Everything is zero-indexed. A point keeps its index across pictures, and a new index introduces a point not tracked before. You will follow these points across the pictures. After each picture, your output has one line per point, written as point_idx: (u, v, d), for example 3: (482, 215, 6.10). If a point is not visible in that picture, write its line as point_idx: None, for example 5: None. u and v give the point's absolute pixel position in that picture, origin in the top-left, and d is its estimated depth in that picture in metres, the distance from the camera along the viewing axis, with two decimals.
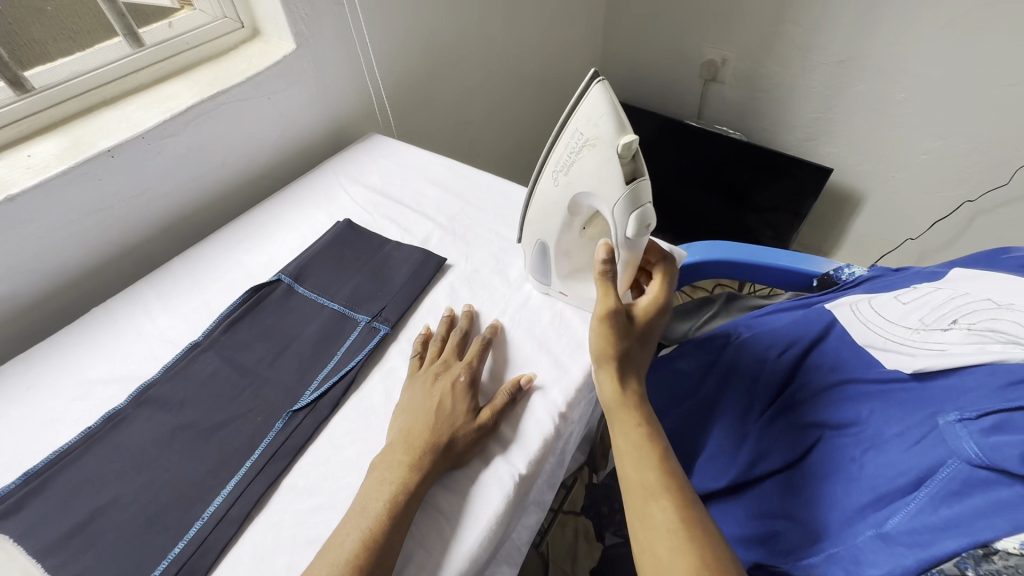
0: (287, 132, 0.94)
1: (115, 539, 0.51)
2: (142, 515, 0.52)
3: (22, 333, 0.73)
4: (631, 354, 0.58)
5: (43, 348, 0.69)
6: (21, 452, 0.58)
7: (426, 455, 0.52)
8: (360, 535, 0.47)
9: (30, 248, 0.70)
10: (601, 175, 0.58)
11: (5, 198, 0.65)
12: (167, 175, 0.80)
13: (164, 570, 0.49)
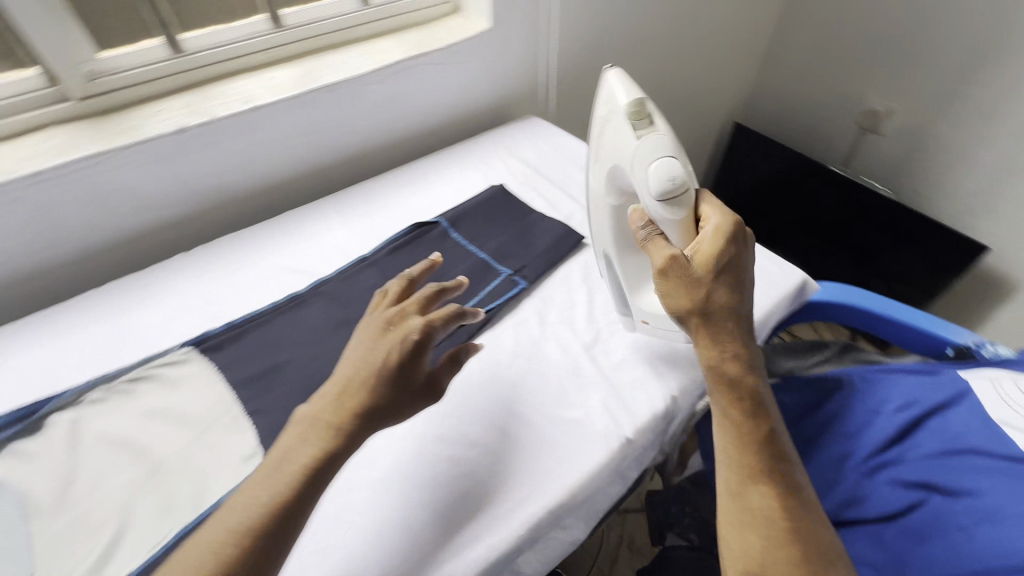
0: (462, 99, 1.05)
1: (288, 390, 0.62)
2: (310, 378, 0.63)
3: (230, 217, 0.90)
4: (721, 303, 0.54)
5: (247, 233, 0.84)
6: (223, 306, 0.72)
7: (348, 422, 0.45)
8: (263, 503, 0.42)
9: (254, 151, 0.85)
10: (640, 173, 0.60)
11: (251, 107, 0.81)
12: (365, 116, 0.93)
13: None
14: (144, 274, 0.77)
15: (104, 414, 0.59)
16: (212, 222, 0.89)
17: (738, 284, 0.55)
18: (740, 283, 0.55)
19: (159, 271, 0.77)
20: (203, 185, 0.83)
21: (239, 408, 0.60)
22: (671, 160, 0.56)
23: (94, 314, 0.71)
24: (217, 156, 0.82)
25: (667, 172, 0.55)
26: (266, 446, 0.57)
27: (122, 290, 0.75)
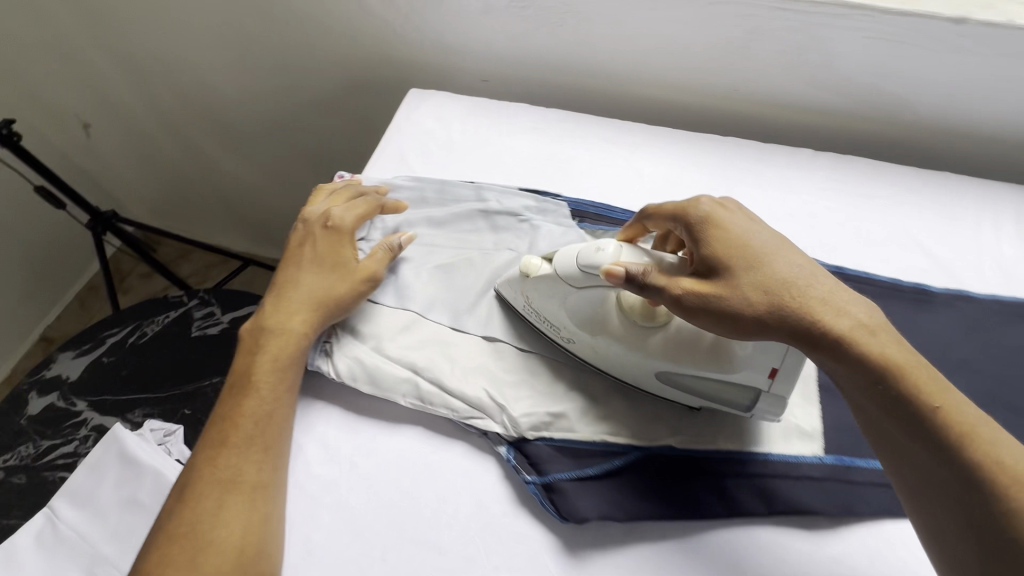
0: (993, 92, 0.62)
1: (547, 378, 0.51)
2: (575, 384, 0.51)
3: (562, 98, 0.78)
4: (776, 288, 0.42)
5: (532, 116, 0.72)
6: (492, 197, 0.62)
7: (272, 349, 0.48)
8: (231, 475, 0.42)
9: (582, 35, 0.69)
10: (553, 288, 0.49)
11: None
12: (741, 47, 0.65)
13: (589, 446, 0.47)
14: (434, 102, 0.73)
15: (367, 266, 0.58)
16: (545, 97, 0.79)
17: (769, 269, 0.43)
18: (775, 262, 0.44)
19: (441, 108, 0.72)
20: (505, 31, 0.71)
21: (482, 370, 0.51)
22: (580, 249, 0.47)
23: (395, 125, 0.71)
24: (533, 21, 0.69)
25: (589, 248, 0.46)
26: (511, 432, 0.48)
27: (409, 112, 0.72)
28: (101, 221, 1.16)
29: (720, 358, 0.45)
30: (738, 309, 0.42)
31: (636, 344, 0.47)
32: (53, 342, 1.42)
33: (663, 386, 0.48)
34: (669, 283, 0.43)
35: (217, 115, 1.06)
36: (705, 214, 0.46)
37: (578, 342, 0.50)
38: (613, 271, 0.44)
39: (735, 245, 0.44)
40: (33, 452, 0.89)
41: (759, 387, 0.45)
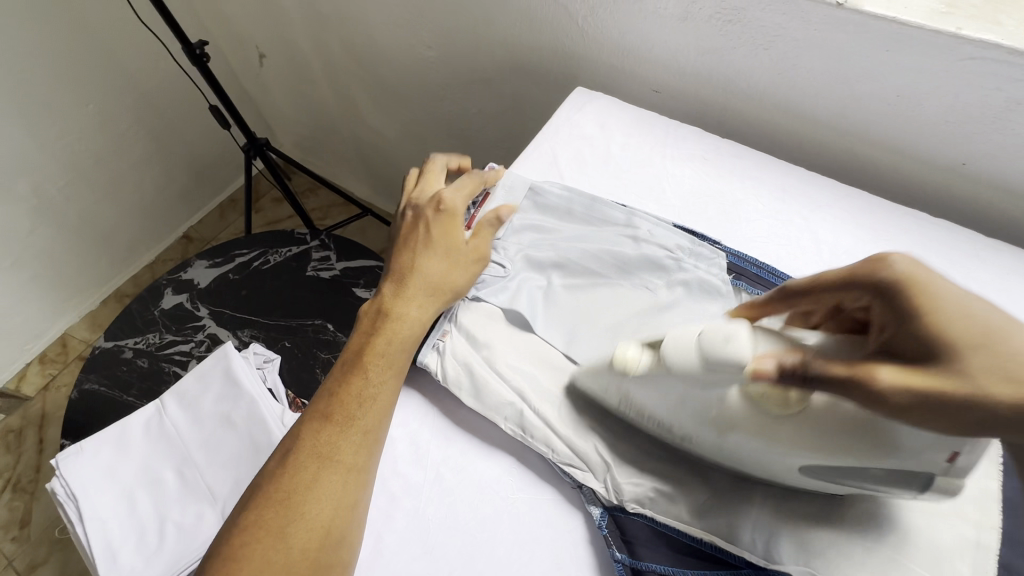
0: None
1: (660, 446, 0.45)
2: (693, 464, 0.44)
3: (738, 126, 0.70)
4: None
5: (701, 142, 0.65)
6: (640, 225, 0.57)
7: (382, 329, 0.48)
8: (324, 456, 0.42)
9: (787, 61, 0.60)
10: (655, 381, 0.41)
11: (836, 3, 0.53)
12: (990, 113, 0.53)
13: (691, 541, 0.42)
14: (602, 107, 0.70)
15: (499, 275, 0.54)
16: (719, 121, 0.71)
17: (1009, 346, 0.32)
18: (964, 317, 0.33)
19: (606, 115, 0.69)
20: (698, 42, 0.64)
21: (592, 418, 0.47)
22: (702, 331, 0.39)
23: (552, 123, 0.68)
24: (734, 36, 0.61)
25: (713, 336, 0.37)
26: (606, 499, 0.44)
27: (570, 112, 0.69)
28: (253, 146, 1.25)
29: (883, 449, 0.34)
30: (968, 407, 0.31)
31: (769, 437, 0.37)
32: (190, 242, 1.57)
33: (805, 477, 0.39)
34: (852, 374, 0.34)
35: (373, 70, 1.08)
36: (898, 275, 0.37)
37: (693, 437, 0.42)
38: (763, 367, 0.35)
39: (961, 308, 0.34)
40: (157, 342, 0.99)
41: (930, 470, 0.35)
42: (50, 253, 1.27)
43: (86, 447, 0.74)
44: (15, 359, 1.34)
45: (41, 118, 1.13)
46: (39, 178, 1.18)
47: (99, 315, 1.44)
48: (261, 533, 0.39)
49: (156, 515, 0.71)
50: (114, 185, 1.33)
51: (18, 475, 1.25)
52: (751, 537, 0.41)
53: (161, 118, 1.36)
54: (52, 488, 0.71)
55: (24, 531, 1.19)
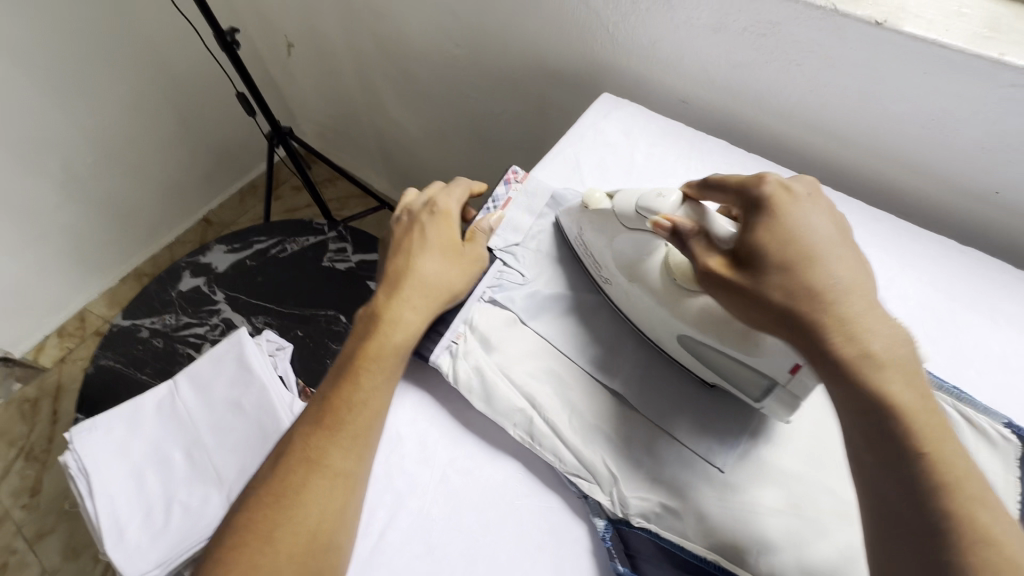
0: None
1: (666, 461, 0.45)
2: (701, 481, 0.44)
3: (764, 140, 0.69)
4: (802, 293, 0.37)
5: (727, 156, 0.65)
6: None
7: (376, 329, 0.49)
8: (309, 455, 0.43)
9: (821, 78, 0.59)
10: (604, 224, 0.51)
11: (877, 21, 0.52)
12: None
13: (695, 560, 0.41)
14: (628, 114, 0.69)
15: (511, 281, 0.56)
16: (745, 135, 0.70)
17: (803, 270, 0.37)
18: (821, 264, 0.37)
19: (633, 123, 0.68)
20: (729, 54, 0.63)
21: (599, 429, 0.47)
22: (643, 193, 0.48)
23: (577, 128, 0.68)
24: (768, 50, 0.60)
25: (652, 193, 0.47)
26: (610, 510, 0.44)
27: (596, 118, 0.69)
28: (277, 134, 1.26)
29: (745, 342, 0.42)
30: (752, 298, 0.39)
31: (669, 305, 0.47)
32: (210, 225, 1.59)
33: (682, 351, 0.48)
34: (700, 253, 0.42)
35: (400, 65, 1.09)
36: (764, 194, 0.41)
37: (614, 284, 0.52)
38: (659, 223, 0.44)
39: (787, 234, 0.38)
40: (173, 323, 1.00)
41: (774, 378, 0.41)
42: (74, 229, 1.30)
43: (100, 424, 0.76)
44: (35, 331, 1.37)
45: (73, 97, 1.15)
46: (68, 156, 1.20)
47: (117, 293, 1.47)
48: (251, 537, 0.40)
49: (163, 494, 0.72)
50: (140, 166, 1.36)
51: (32, 444, 1.28)
52: (757, 561, 0.40)
53: (188, 102, 1.38)
54: (65, 461, 0.73)
55: (34, 500, 1.22)
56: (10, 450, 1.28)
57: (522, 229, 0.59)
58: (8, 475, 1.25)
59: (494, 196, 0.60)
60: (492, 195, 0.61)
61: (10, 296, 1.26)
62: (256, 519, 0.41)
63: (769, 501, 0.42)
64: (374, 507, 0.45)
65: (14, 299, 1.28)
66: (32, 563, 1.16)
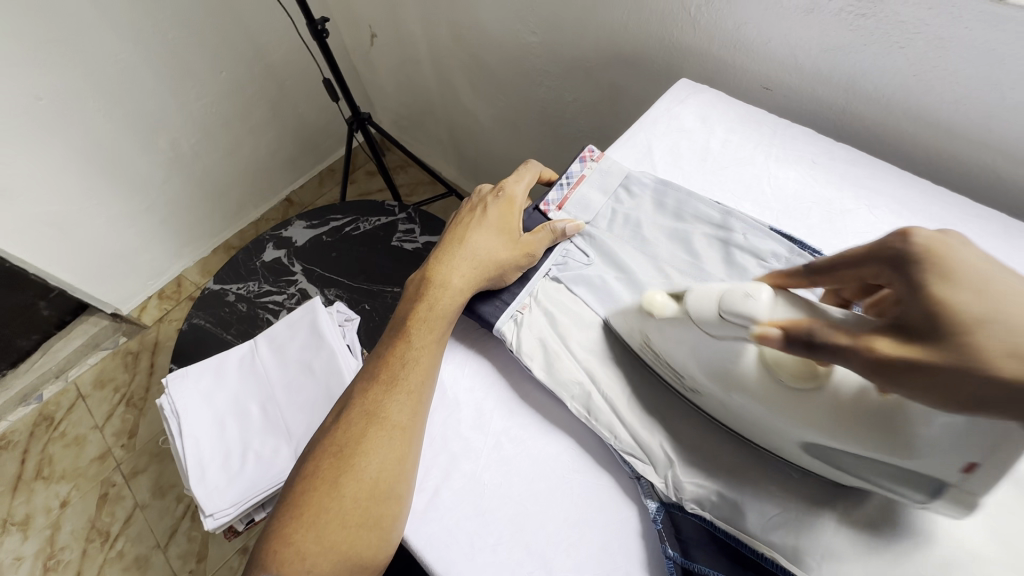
0: None
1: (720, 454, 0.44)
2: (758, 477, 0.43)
3: (854, 131, 0.65)
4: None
5: (811, 144, 0.61)
6: (735, 224, 0.55)
7: (421, 301, 0.51)
8: (370, 408, 0.46)
9: (927, 61, 0.54)
10: (681, 332, 0.43)
11: None
12: None
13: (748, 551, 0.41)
14: (707, 101, 0.67)
15: (581, 258, 0.55)
16: (833, 123, 0.66)
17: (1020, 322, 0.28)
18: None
19: (712, 109, 0.66)
20: (820, 37, 0.60)
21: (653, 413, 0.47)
22: (722, 292, 0.40)
23: (651, 113, 0.67)
24: (866, 32, 0.56)
25: (735, 291, 0.39)
26: (662, 493, 0.44)
27: (671, 103, 0.67)
28: (356, 119, 1.32)
29: (897, 442, 0.34)
30: (968, 378, 0.29)
31: (784, 411, 0.39)
32: (291, 204, 1.71)
33: (810, 458, 0.40)
34: (858, 342, 0.33)
35: (475, 54, 1.11)
36: (917, 244, 0.32)
37: (708, 395, 0.43)
38: (767, 332, 0.36)
39: (976, 281, 0.30)
40: (255, 290, 1.09)
41: (945, 478, 0.33)
42: (176, 202, 1.44)
43: (191, 372, 0.84)
44: (140, 292, 1.53)
45: (183, 80, 1.27)
46: (176, 134, 1.33)
47: (209, 262, 1.61)
48: (319, 483, 0.43)
49: (240, 442, 0.79)
50: (235, 146, 1.48)
51: (132, 391, 1.44)
52: (819, 564, 0.38)
53: (280, 89, 1.48)
54: (160, 403, 0.81)
55: (131, 441, 1.37)
56: (115, 395, 1.44)
57: (594, 208, 0.59)
58: (112, 417, 1.41)
59: (568, 172, 0.60)
60: (565, 172, 0.60)
61: (122, 259, 1.42)
62: (323, 465, 0.44)
63: (838, 505, 0.40)
64: (429, 466, 0.47)
65: (125, 261, 1.43)
66: (127, 496, 1.30)
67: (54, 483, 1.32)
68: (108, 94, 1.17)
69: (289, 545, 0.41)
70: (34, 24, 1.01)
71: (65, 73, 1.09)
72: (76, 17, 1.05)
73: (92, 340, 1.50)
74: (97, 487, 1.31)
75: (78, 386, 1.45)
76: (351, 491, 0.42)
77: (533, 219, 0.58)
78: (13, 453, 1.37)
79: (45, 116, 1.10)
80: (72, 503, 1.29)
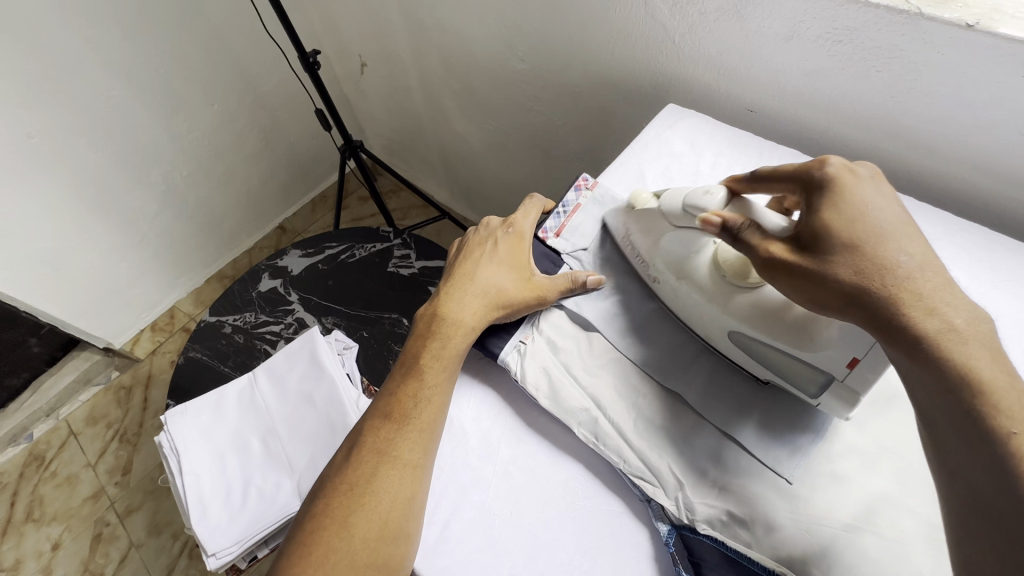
0: None
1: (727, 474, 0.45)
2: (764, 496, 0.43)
3: (836, 149, 0.67)
4: (872, 272, 0.37)
5: (796, 164, 0.63)
6: None
7: (432, 337, 0.51)
8: (380, 445, 0.46)
9: (903, 82, 0.57)
10: (649, 224, 0.53)
11: (968, 23, 0.49)
12: None
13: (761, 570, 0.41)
14: (694, 125, 0.69)
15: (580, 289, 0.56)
16: (816, 142, 0.69)
17: (873, 250, 0.38)
18: (890, 243, 0.38)
19: (700, 133, 0.68)
20: (799, 62, 0.62)
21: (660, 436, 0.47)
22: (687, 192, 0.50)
23: (641, 138, 0.69)
24: (844, 56, 0.59)
25: (697, 192, 0.49)
26: (675, 515, 0.44)
27: (660, 128, 0.69)
28: (349, 147, 1.34)
29: (802, 336, 0.43)
30: (825, 281, 0.38)
31: (718, 300, 0.48)
32: (285, 232, 1.71)
33: (737, 350, 0.48)
34: (763, 243, 0.42)
35: (465, 81, 1.14)
36: (828, 173, 0.42)
37: (662, 282, 0.53)
38: (708, 219, 0.45)
39: (855, 213, 0.39)
40: (252, 321, 1.08)
41: (830, 372, 0.42)
42: (169, 233, 1.43)
43: (190, 409, 0.83)
44: (133, 325, 1.51)
45: (176, 114, 1.28)
46: (168, 167, 1.33)
47: (203, 293, 1.60)
48: (328, 523, 0.43)
49: (242, 477, 0.78)
50: (228, 177, 1.48)
51: (126, 427, 1.41)
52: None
53: (272, 118, 1.49)
54: (160, 441, 0.80)
55: (125, 478, 1.34)
56: (108, 431, 1.41)
57: (591, 234, 0.60)
58: (105, 454, 1.38)
59: (564, 201, 0.61)
60: (561, 200, 0.62)
61: (115, 293, 1.41)
62: (331, 504, 0.44)
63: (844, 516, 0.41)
64: (439, 499, 0.47)
65: (118, 295, 1.42)
66: (121, 536, 1.27)
67: (45, 525, 1.29)
68: (101, 130, 1.17)
69: None
70: (27, 64, 1.01)
71: (58, 111, 1.09)
72: (70, 56, 1.06)
73: (84, 375, 1.48)
74: (91, 527, 1.28)
75: (69, 424, 1.43)
76: (361, 530, 0.42)
77: (536, 250, 0.60)
78: (3, 495, 1.33)
79: (38, 154, 1.10)
80: (65, 545, 1.26)
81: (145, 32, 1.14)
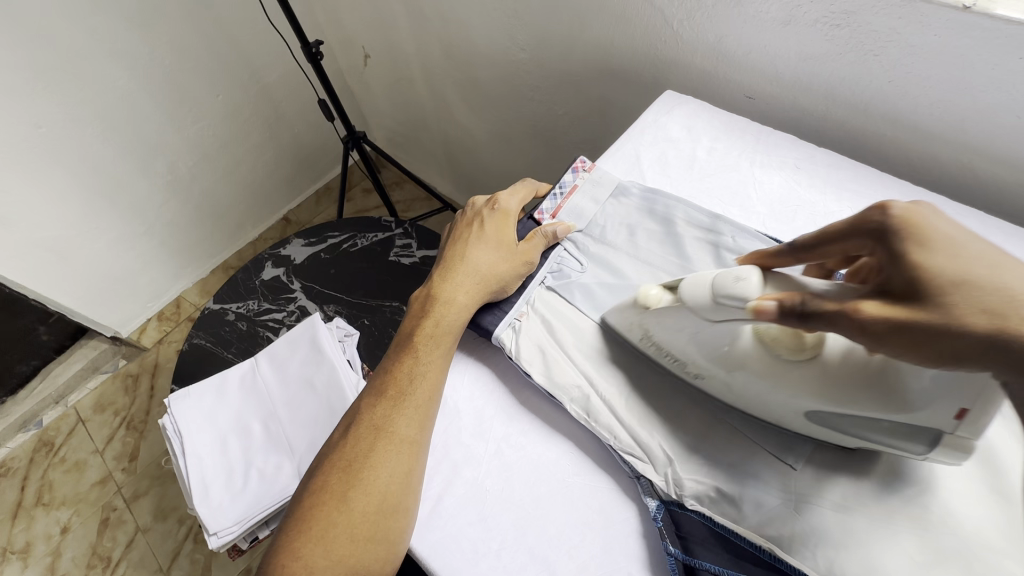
0: None
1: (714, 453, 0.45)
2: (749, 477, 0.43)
3: (834, 135, 0.67)
4: (980, 316, 0.32)
5: (793, 150, 0.63)
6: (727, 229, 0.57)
7: (423, 319, 0.52)
8: (376, 423, 0.47)
9: (902, 66, 0.56)
10: (681, 316, 0.45)
11: (965, 5, 0.49)
12: None
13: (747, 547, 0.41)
14: (694, 110, 0.69)
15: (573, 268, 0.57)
16: (814, 128, 0.68)
17: (983, 288, 0.33)
18: (1000, 277, 0.33)
19: (699, 118, 0.68)
20: (797, 47, 0.62)
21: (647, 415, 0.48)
22: (713, 277, 0.43)
23: (639, 124, 0.68)
24: (842, 40, 0.59)
25: (726, 276, 0.41)
26: (662, 492, 0.45)
27: (658, 114, 0.69)
28: (351, 137, 1.34)
29: (895, 401, 0.37)
30: (951, 337, 0.33)
31: (784, 384, 0.42)
32: (289, 223, 1.73)
33: (814, 428, 0.42)
34: (845, 308, 0.36)
35: (467, 71, 1.14)
36: (896, 216, 0.37)
37: (710, 378, 0.46)
38: (764, 305, 0.38)
39: (950, 249, 0.35)
40: (255, 308, 1.10)
41: (940, 429, 0.36)
42: (174, 223, 1.45)
43: (193, 392, 0.84)
44: (140, 314, 1.53)
45: (180, 104, 1.29)
46: (173, 158, 1.35)
47: (208, 283, 1.62)
48: (326, 497, 0.44)
49: (244, 459, 0.79)
50: (233, 168, 1.50)
51: (132, 414, 1.44)
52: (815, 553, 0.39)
53: (275, 109, 1.50)
54: (163, 422, 0.82)
55: (132, 464, 1.36)
56: (115, 418, 1.44)
57: (586, 216, 0.60)
58: (112, 441, 1.40)
59: (561, 182, 0.62)
60: (558, 182, 0.62)
61: (122, 282, 1.43)
62: (330, 480, 0.45)
63: (834, 495, 0.41)
64: (432, 475, 0.48)
65: (125, 284, 1.44)
66: (128, 520, 1.29)
67: (54, 509, 1.31)
68: (107, 119, 1.18)
69: (297, 558, 0.41)
70: (35, 54, 1.03)
71: (65, 100, 1.10)
72: (78, 46, 1.07)
73: (92, 363, 1.51)
74: (98, 512, 1.30)
75: (78, 411, 1.45)
76: (358, 505, 0.43)
77: (526, 228, 0.60)
78: (13, 480, 1.36)
79: (46, 144, 1.12)
80: (73, 529, 1.29)
81: (151, 23, 1.15)
